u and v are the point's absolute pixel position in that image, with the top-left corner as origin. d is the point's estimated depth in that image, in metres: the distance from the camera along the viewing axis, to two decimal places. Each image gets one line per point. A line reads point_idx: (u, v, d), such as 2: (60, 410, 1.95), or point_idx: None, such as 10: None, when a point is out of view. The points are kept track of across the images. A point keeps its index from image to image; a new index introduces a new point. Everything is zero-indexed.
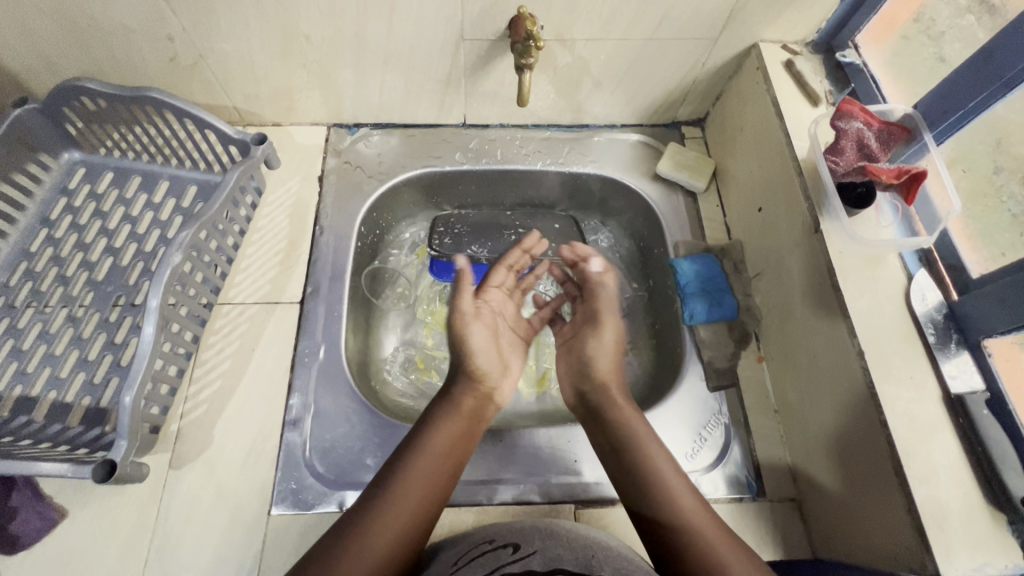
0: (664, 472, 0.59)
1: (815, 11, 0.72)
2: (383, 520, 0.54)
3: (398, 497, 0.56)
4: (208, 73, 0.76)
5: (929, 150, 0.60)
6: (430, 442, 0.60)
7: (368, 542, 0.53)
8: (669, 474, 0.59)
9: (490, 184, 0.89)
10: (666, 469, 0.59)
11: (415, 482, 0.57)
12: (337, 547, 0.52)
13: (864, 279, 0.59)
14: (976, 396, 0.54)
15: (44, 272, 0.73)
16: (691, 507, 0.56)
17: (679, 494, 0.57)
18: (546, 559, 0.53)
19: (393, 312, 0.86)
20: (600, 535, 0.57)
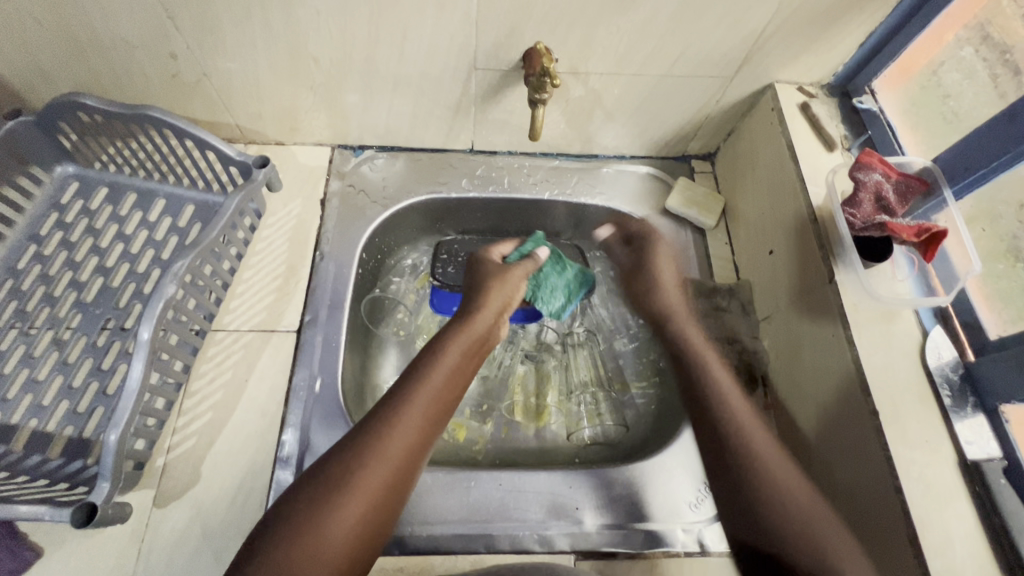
0: (734, 410, 0.60)
1: (833, 54, 0.71)
2: (387, 441, 0.53)
3: (393, 431, 0.54)
4: (211, 91, 0.73)
5: (946, 206, 0.60)
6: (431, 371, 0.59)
7: (355, 478, 0.51)
8: (733, 405, 0.60)
9: (496, 210, 0.87)
10: (751, 428, 0.58)
11: (413, 413, 0.56)
12: (333, 472, 0.51)
13: (880, 335, 0.58)
14: (993, 464, 0.53)
15: (31, 291, 0.70)
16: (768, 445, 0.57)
17: (747, 427, 0.58)
18: None
19: (392, 340, 0.83)
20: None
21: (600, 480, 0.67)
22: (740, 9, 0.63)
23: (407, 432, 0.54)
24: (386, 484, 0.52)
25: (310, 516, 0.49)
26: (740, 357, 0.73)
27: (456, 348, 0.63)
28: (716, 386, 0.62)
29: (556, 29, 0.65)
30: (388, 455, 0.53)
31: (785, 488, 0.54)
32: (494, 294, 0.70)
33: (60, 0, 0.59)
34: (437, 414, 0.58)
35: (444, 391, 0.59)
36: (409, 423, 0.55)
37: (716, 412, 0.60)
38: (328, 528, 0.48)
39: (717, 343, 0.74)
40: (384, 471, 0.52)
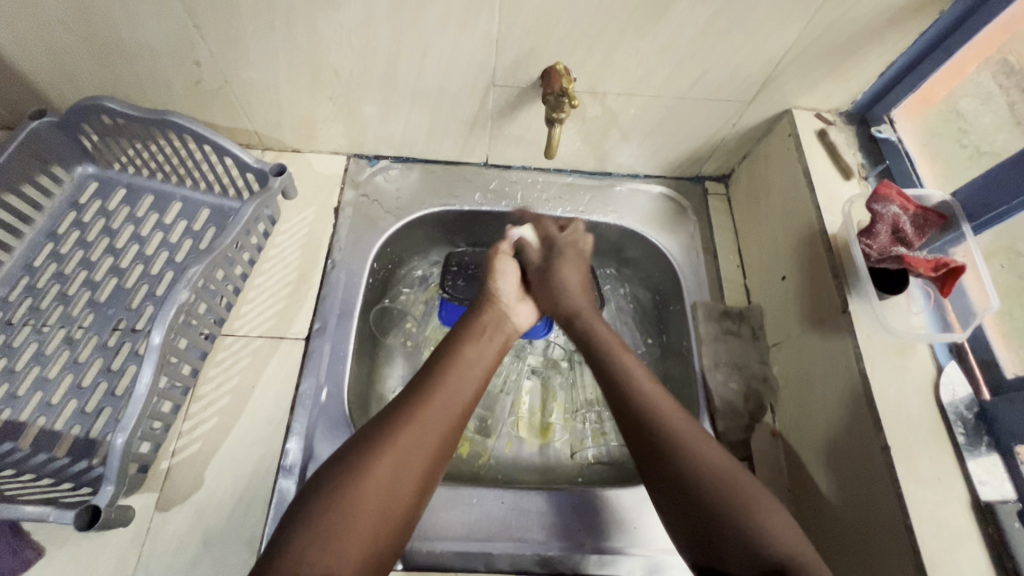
0: (699, 451, 0.54)
1: (852, 82, 0.71)
2: (426, 406, 0.57)
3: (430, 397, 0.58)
4: (231, 98, 0.74)
5: (965, 240, 0.59)
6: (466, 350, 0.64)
7: (397, 436, 0.54)
8: (704, 454, 0.54)
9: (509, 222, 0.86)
10: (661, 409, 0.58)
11: (440, 392, 0.59)
12: (374, 429, 0.55)
13: (893, 368, 0.57)
14: (1008, 506, 0.52)
15: (45, 289, 0.71)
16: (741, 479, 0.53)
17: (718, 469, 0.53)
18: None
19: (399, 351, 0.83)
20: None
21: (604, 502, 0.66)
22: (760, 37, 0.64)
23: (433, 407, 0.58)
24: (420, 449, 0.55)
25: (354, 468, 0.52)
26: (749, 382, 0.73)
27: (475, 333, 0.67)
28: (653, 412, 0.58)
29: (575, 50, 0.66)
30: (414, 423, 0.56)
31: (775, 529, 0.50)
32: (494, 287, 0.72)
33: (90, 8, 0.60)
34: (462, 389, 0.60)
35: (470, 370, 0.62)
36: (436, 398, 0.58)
37: (683, 456, 0.54)
38: (362, 490, 0.51)
39: (726, 368, 0.74)
40: (422, 431, 0.56)
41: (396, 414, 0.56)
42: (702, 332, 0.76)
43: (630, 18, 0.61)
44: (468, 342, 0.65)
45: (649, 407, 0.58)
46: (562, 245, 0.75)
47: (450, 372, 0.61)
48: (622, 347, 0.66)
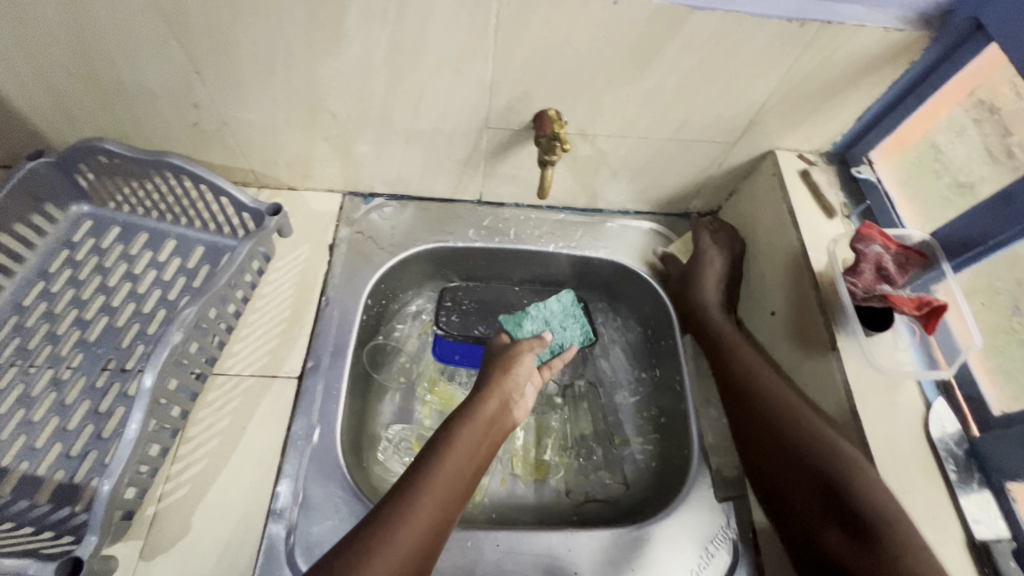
0: (802, 416, 0.59)
1: (832, 125, 0.74)
2: (420, 508, 0.53)
3: (425, 495, 0.54)
4: (229, 139, 0.76)
5: (946, 277, 0.61)
6: (460, 439, 0.59)
7: (389, 542, 0.51)
8: (824, 434, 0.57)
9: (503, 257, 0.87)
10: (766, 378, 0.64)
11: (421, 509, 0.53)
12: (363, 537, 0.51)
13: (883, 405, 0.58)
14: (1002, 544, 0.52)
15: (34, 328, 0.70)
16: (843, 447, 0.55)
17: (822, 435, 0.57)
18: None
19: (391, 387, 0.83)
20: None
21: (600, 543, 0.65)
22: (743, 83, 0.66)
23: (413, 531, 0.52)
24: (412, 555, 0.51)
25: None
26: None
27: (473, 424, 0.61)
28: (794, 415, 0.59)
29: (566, 94, 0.68)
30: (392, 557, 0.50)
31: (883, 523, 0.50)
32: (502, 381, 0.65)
33: (93, 54, 0.62)
34: (442, 513, 0.55)
35: (453, 488, 0.56)
36: (428, 497, 0.54)
37: (793, 431, 0.58)
38: None
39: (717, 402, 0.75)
40: (417, 538, 0.52)
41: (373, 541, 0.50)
42: None
43: (618, 65, 0.64)
44: (464, 431, 0.60)
45: (786, 410, 0.60)
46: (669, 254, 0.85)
47: (444, 467, 0.57)
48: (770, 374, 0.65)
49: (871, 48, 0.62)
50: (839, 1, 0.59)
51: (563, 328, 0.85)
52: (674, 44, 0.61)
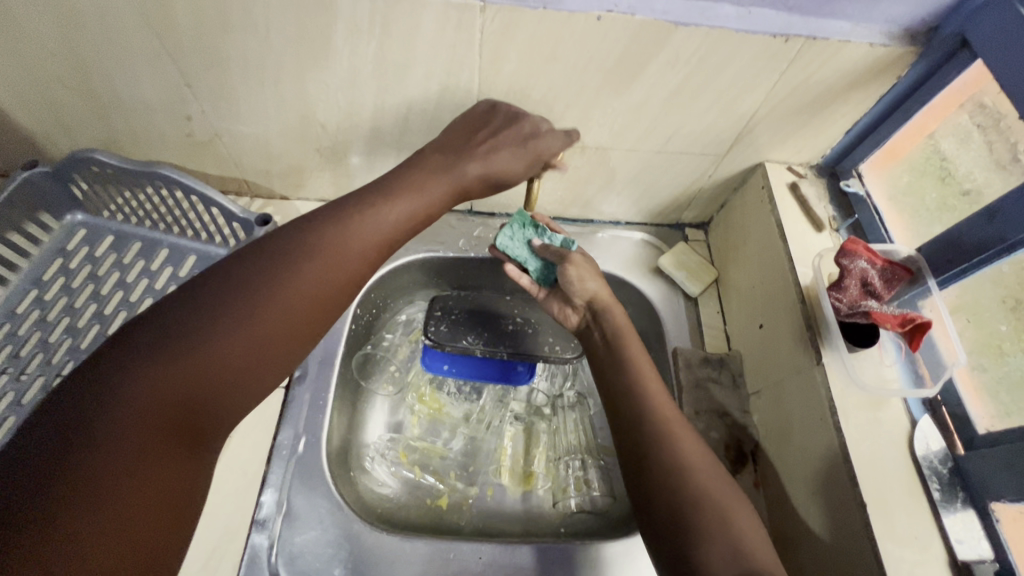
0: (684, 453, 0.55)
1: (821, 138, 0.74)
2: (294, 279, 0.51)
3: (306, 267, 0.52)
4: (221, 150, 0.76)
5: (931, 294, 0.60)
6: (374, 216, 0.57)
7: (246, 312, 0.48)
8: (700, 475, 0.53)
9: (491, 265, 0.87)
10: (657, 401, 0.59)
11: (316, 256, 0.53)
12: (222, 296, 0.48)
13: (867, 422, 0.58)
14: (985, 565, 0.52)
15: (26, 337, 0.71)
16: (717, 488, 0.53)
17: (698, 475, 0.53)
18: None
19: (381, 395, 0.84)
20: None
21: (582, 556, 0.65)
22: (730, 97, 0.66)
23: (313, 273, 0.52)
24: (272, 331, 0.49)
25: (187, 336, 0.45)
26: (731, 431, 0.73)
27: (403, 200, 0.59)
28: (660, 423, 0.57)
29: (554, 108, 0.68)
30: (289, 291, 0.50)
31: (752, 541, 0.50)
32: (462, 165, 0.63)
33: (87, 69, 0.63)
34: (350, 266, 0.55)
35: (356, 249, 0.55)
36: (308, 270, 0.52)
37: (675, 470, 0.53)
38: (181, 362, 0.44)
39: (707, 416, 0.74)
40: (281, 316, 0.50)
41: (262, 277, 0.50)
42: (682, 380, 0.77)
43: (605, 79, 0.64)
44: (383, 212, 0.58)
45: (663, 429, 0.57)
46: (579, 251, 0.72)
47: (326, 250, 0.53)
48: (659, 399, 0.60)
49: (858, 64, 0.62)
50: (826, 17, 0.58)
51: (510, 238, 0.73)
52: (660, 58, 0.61)
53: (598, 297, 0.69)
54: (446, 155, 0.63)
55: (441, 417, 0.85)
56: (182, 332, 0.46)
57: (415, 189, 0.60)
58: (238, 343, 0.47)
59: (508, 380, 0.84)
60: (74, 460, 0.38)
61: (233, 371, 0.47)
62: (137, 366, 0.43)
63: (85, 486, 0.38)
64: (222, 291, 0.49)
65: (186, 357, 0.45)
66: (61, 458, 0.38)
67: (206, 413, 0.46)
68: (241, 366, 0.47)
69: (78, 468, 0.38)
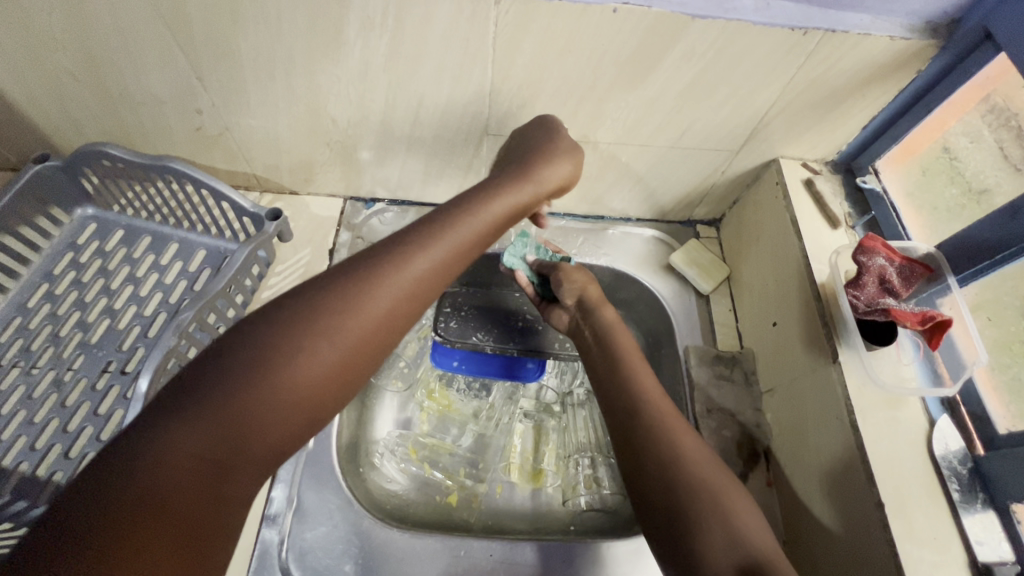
0: (672, 434, 0.55)
1: (836, 134, 0.73)
2: (334, 332, 0.45)
3: (348, 321, 0.46)
4: (231, 144, 0.76)
5: (951, 291, 0.59)
6: (421, 253, 0.50)
7: (281, 370, 0.43)
8: (688, 452, 0.54)
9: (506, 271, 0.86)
10: (643, 384, 0.61)
11: (378, 297, 0.47)
12: (255, 351, 0.43)
13: (885, 421, 0.57)
14: (1006, 567, 0.51)
15: (37, 330, 0.71)
16: (707, 465, 0.53)
17: (688, 454, 0.54)
18: None
19: (390, 391, 0.83)
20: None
21: (594, 554, 0.65)
22: (745, 92, 0.66)
23: (370, 317, 0.47)
24: (313, 392, 0.45)
25: (221, 396, 0.41)
26: (743, 430, 0.72)
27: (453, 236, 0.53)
28: (647, 407, 0.58)
29: (566, 103, 0.68)
30: (340, 337, 0.45)
31: (752, 532, 0.49)
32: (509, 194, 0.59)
33: (97, 61, 0.63)
34: (407, 304, 0.49)
35: (417, 285, 0.50)
36: (351, 323, 0.46)
37: (663, 450, 0.54)
38: (214, 424, 0.41)
39: (718, 415, 0.73)
40: (319, 377, 0.45)
41: (319, 320, 0.45)
42: (694, 377, 0.76)
43: (618, 73, 0.64)
44: (430, 249, 0.51)
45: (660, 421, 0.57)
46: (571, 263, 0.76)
47: (369, 299, 0.47)
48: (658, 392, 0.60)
49: (877, 58, 0.61)
50: (843, 9, 0.58)
51: (512, 251, 0.77)
52: (675, 52, 0.61)
53: (586, 295, 0.71)
54: (507, 185, 0.59)
55: (451, 414, 0.85)
56: (221, 379, 0.42)
57: (471, 216, 0.55)
58: (274, 405, 0.43)
59: (514, 377, 0.82)
60: (103, 504, 0.36)
61: (274, 417, 0.43)
62: (172, 410, 0.40)
63: (116, 543, 0.35)
64: (273, 334, 0.44)
65: (218, 415, 0.41)
66: (90, 510, 0.36)
67: (244, 461, 0.43)
68: (282, 413, 0.43)
69: (104, 524, 0.36)
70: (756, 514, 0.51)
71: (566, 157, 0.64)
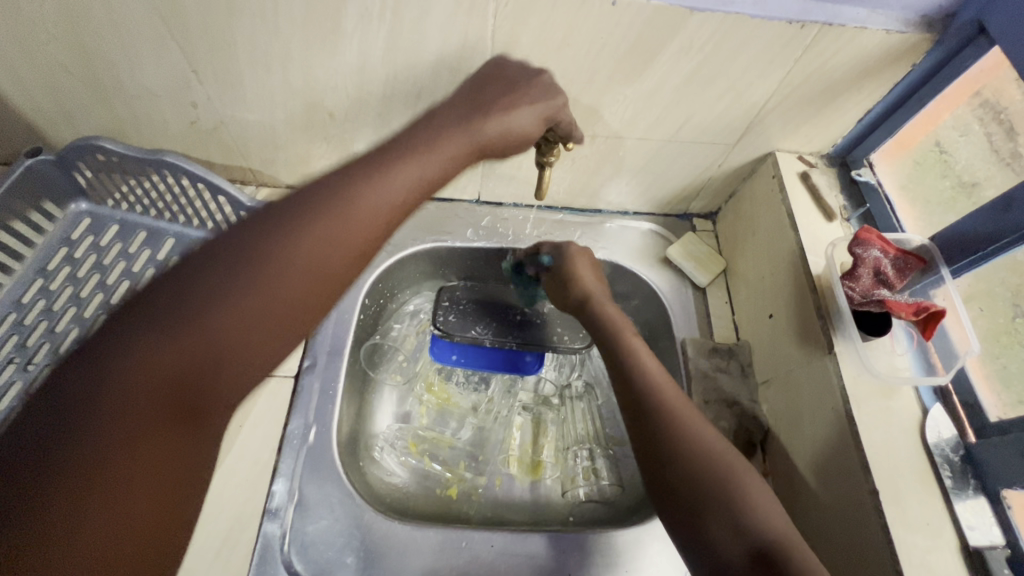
0: (686, 424, 0.55)
1: (832, 127, 0.73)
2: (265, 276, 0.42)
3: (274, 266, 0.42)
4: (227, 138, 0.76)
5: (945, 283, 0.60)
6: (349, 195, 0.46)
7: (206, 319, 0.39)
8: (703, 442, 0.54)
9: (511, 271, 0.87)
10: (654, 373, 0.60)
11: (313, 236, 0.44)
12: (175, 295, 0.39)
13: (880, 410, 0.58)
14: (996, 551, 0.52)
15: (32, 327, 0.71)
16: (722, 453, 0.54)
17: (702, 443, 0.54)
18: None
19: (389, 385, 0.83)
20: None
21: (593, 544, 0.66)
22: (742, 85, 0.66)
23: (306, 258, 0.43)
24: (238, 341, 0.41)
25: (145, 344, 0.37)
26: (740, 421, 0.73)
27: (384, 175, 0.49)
28: (659, 396, 0.57)
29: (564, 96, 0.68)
30: (271, 283, 0.42)
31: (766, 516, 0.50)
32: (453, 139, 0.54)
33: (90, 54, 0.62)
34: (349, 249, 0.46)
35: (361, 218, 0.46)
36: (279, 267, 0.42)
37: (676, 440, 0.54)
38: (147, 371, 0.37)
39: (715, 406, 0.74)
40: (244, 320, 0.41)
41: (245, 258, 0.42)
42: (691, 370, 0.77)
43: (617, 66, 0.64)
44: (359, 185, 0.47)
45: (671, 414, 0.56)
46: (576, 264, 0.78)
47: (297, 244, 0.43)
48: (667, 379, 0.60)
49: (872, 51, 0.62)
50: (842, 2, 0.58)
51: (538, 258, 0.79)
52: (673, 45, 0.61)
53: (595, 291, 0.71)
54: (452, 122, 0.55)
55: (449, 407, 0.85)
56: (159, 323, 0.38)
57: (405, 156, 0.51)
58: (207, 351, 0.39)
59: (516, 370, 0.83)
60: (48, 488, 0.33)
61: (207, 370, 0.40)
62: (105, 351, 0.37)
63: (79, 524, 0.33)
64: (202, 278, 0.40)
65: (152, 363, 0.37)
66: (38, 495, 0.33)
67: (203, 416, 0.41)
68: (231, 364, 0.41)
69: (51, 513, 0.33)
70: (770, 498, 0.52)
71: (533, 106, 0.58)
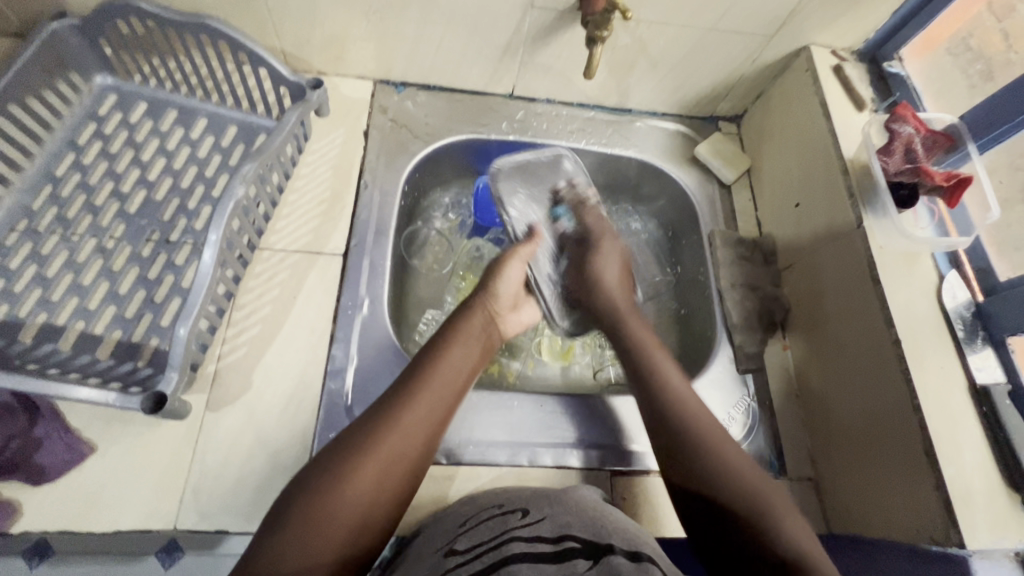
0: (714, 440, 0.54)
1: (868, 19, 0.75)
2: (401, 422, 0.51)
3: (416, 400, 0.52)
4: (261, 10, 0.72)
5: (970, 159, 0.66)
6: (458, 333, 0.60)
7: (384, 440, 0.49)
8: (732, 463, 0.52)
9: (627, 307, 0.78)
10: (674, 381, 0.60)
11: (403, 425, 0.51)
12: (361, 430, 0.50)
13: (903, 273, 0.63)
14: (1000, 387, 0.59)
15: (71, 199, 0.69)
16: (759, 484, 0.50)
17: (726, 459, 0.52)
18: (555, 526, 0.48)
19: (426, 274, 0.86)
20: (627, 524, 0.50)
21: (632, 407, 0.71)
22: None
23: (410, 427, 0.51)
24: (413, 444, 0.51)
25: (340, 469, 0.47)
26: (764, 302, 0.78)
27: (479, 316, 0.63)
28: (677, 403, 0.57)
29: None
30: (405, 433, 0.50)
31: (792, 529, 0.47)
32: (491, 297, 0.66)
33: None
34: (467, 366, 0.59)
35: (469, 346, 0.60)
36: (416, 403, 0.52)
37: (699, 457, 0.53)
38: (347, 490, 0.46)
39: (742, 288, 0.79)
40: (394, 454, 0.49)
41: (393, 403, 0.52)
42: (719, 256, 0.81)
43: None
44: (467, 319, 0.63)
45: (678, 410, 0.56)
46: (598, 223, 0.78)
47: (430, 384, 0.54)
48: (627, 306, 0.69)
49: None
50: None
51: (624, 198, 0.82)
52: None
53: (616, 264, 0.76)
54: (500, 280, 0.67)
55: None
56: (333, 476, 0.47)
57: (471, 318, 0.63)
58: (360, 496, 0.46)
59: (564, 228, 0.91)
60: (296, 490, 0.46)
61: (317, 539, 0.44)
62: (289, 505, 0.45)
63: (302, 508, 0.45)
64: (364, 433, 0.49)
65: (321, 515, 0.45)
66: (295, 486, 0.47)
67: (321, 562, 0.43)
68: (362, 506, 0.46)
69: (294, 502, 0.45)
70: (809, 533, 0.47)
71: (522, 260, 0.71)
